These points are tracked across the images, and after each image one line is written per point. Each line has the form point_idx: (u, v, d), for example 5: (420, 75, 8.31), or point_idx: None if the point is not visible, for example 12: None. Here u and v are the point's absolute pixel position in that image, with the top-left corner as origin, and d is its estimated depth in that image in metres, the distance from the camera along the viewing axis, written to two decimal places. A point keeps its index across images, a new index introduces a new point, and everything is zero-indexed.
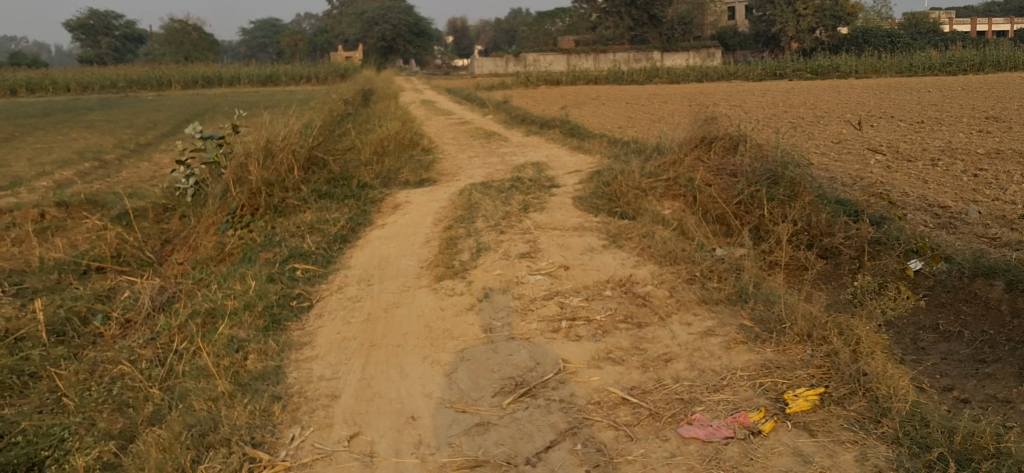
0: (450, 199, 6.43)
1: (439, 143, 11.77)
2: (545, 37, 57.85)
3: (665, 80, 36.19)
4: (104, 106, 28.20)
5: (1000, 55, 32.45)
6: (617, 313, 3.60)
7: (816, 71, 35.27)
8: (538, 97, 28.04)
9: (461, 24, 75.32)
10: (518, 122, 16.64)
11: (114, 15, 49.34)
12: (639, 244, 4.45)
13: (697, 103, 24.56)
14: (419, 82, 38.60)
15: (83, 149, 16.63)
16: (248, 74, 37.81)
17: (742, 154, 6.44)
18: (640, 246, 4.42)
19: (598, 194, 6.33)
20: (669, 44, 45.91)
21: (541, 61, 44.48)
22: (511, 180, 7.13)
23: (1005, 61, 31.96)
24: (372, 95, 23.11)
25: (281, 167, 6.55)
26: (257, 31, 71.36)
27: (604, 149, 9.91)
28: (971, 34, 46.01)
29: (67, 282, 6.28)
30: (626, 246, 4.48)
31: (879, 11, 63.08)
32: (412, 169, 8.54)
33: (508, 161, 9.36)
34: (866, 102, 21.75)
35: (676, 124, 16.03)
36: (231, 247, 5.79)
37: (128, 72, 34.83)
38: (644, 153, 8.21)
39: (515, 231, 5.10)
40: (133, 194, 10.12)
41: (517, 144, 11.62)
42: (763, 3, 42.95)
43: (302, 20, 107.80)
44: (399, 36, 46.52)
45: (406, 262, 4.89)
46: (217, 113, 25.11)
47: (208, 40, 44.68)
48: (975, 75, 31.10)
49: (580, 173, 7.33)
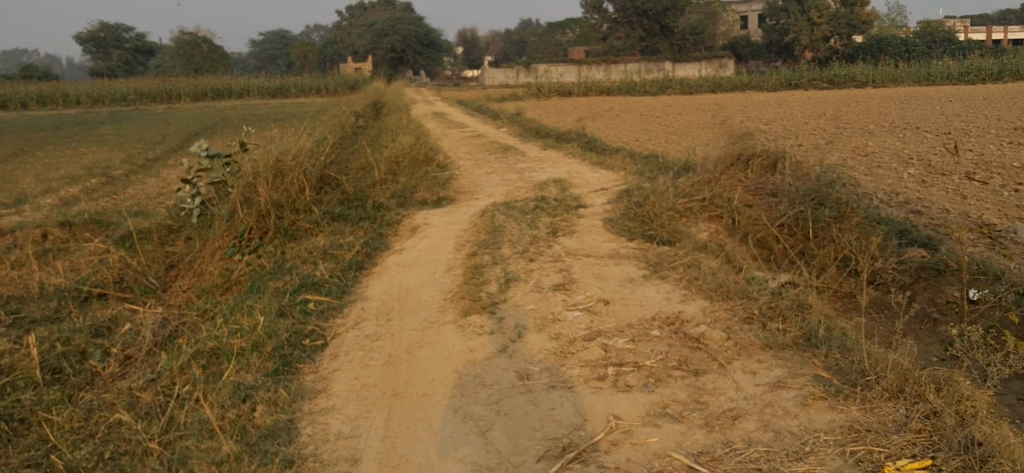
0: (471, 222, 6.05)
1: (454, 158, 11.41)
2: (556, 48, 57.55)
3: (678, 90, 35.79)
4: (114, 119, 27.99)
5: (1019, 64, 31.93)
6: (669, 358, 3.21)
7: (831, 81, 34.88)
8: (551, 108, 27.71)
9: (472, 35, 75.19)
10: (532, 135, 16.28)
11: (124, 28, 49.24)
12: (683, 275, 4.06)
13: (713, 115, 24.17)
14: (430, 94, 38.32)
15: (91, 165, 16.34)
16: (258, 86, 37.59)
17: (782, 173, 6.06)
18: (686, 277, 4.03)
19: (629, 215, 5.94)
20: (681, 54, 45.53)
21: (553, 71, 44.16)
22: (535, 200, 6.76)
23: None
24: (384, 106, 22.79)
25: (292, 187, 6.20)
26: (268, 44, 71.22)
27: (627, 165, 9.53)
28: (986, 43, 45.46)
29: (65, 309, 5.93)
30: (669, 277, 4.09)
31: (893, 20, 62.64)
32: (429, 187, 8.18)
33: (527, 178, 8.98)
34: (888, 113, 21.29)
35: (695, 138, 15.62)
36: (238, 275, 5.42)
37: (138, 85, 34.66)
38: (673, 171, 7.83)
39: (545, 259, 4.72)
40: (140, 212, 9.78)
41: (535, 159, 11.25)
42: (776, 12, 42.58)
43: (312, 33, 108.15)
44: (409, 47, 46.29)
45: (428, 294, 4.51)
46: (227, 126, 24.84)
47: (218, 53, 44.52)
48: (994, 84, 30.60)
49: (608, 192, 6.95)
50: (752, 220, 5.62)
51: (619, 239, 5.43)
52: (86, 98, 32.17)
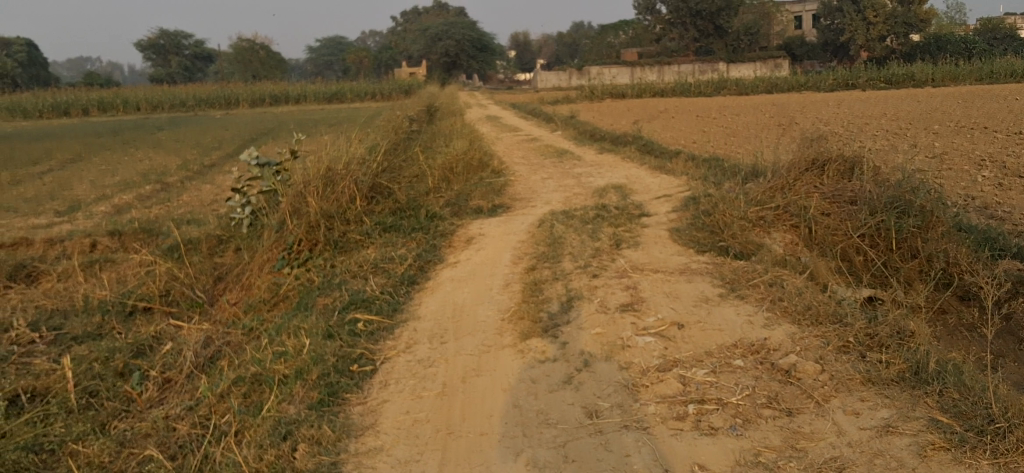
0: (528, 232, 5.72)
1: (508, 163, 11.12)
2: (608, 50, 57.09)
3: (733, 91, 35.17)
4: (172, 125, 28.22)
5: None
6: (757, 394, 2.86)
7: (891, 80, 34.04)
8: (605, 111, 27.34)
9: (523, 39, 75.12)
10: (588, 138, 15.93)
11: (183, 35, 49.85)
12: (765, 294, 3.69)
13: (772, 116, 23.59)
14: (483, 97, 38.17)
15: (148, 171, 16.35)
16: (313, 91, 37.76)
17: (861, 178, 5.64)
18: (768, 296, 3.66)
19: (696, 223, 5.56)
20: (736, 55, 44.86)
21: (606, 74, 43.72)
22: (594, 208, 6.41)
23: None
24: (437, 111, 22.60)
25: (343, 196, 5.93)
26: (323, 49, 71.71)
27: (689, 169, 9.14)
28: None
29: (109, 325, 5.74)
30: (749, 296, 3.72)
31: (953, 17, 61.23)
32: (483, 194, 7.88)
33: (584, 184, 8.64)
34: (954, 112, 20.56)
35: (757, 141, 15.15)
36: (285, 290, 5.17)
37: (196, 91, 34.98)
38: (743, 175, 7.42)
39: (610, 274, 4.38)
40: (192, 220, 9.63)
41: (593, 163, 10.91)
42: (832, 11, 41.74)
43: (366, 38, 109.11)
44: (462, 51, 46.20)
45: (483, 313, 4.20)
46: (282, 131, 24.86)
47: (274, 58, 44.83)
48: None
49: (673, 199, 6.58)
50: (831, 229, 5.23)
51: (688, 251, 5.06)
52: (145, 104, 32.52)
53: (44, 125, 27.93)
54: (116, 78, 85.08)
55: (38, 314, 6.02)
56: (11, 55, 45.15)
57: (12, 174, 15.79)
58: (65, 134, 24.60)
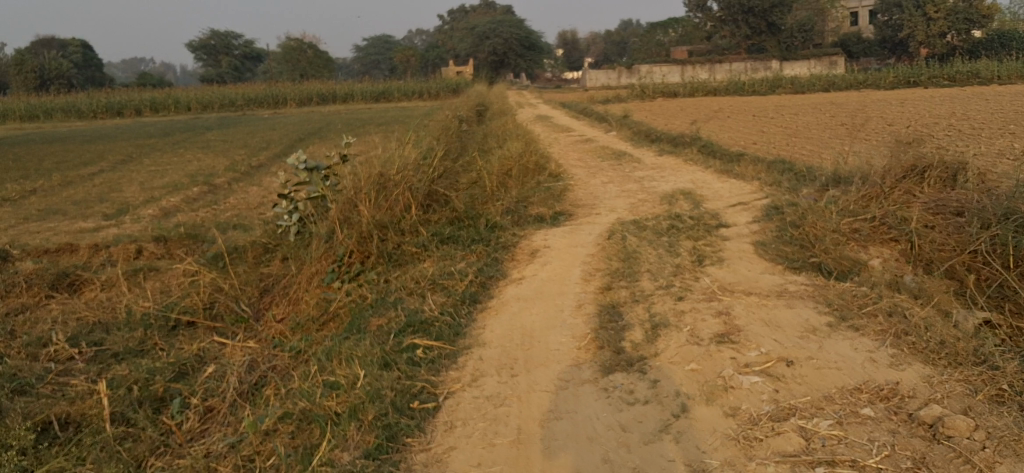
0: (598, 245, 5.27)
1: (566, 166, 10.69)
2: (658, 48, 56.33)
3: (789, 90, 34.39)
4: (222, 125, 28.22)
5: None
6: (899, 457, 2.40)
7: (953, 78, 32.99)
8: (658, 110, 26.80)
9: (572, 37, 74.64)
10: (643, 139, 15.43)
11: (234, 35, 50.15)
12: (886, 327, 3.21)
13: (834, 116, 22.87)
14: (531, 96, 37.75)
15: (197, 172, 16.19)
16: (362, 90, 37.66)
17: (967, 188, 5.13)
18: (889, 330, 3.18)
19: (783, 236, 5.09)
20: (789, 53, 43.90)
21: (656, 72, 43.08)
22: (666, 217, 5.95)
23: None
24: (487, 110, 22.23)
25: (396, 203, 5.52)
26: (371, 49, 71.84)
27: (759, 174, 8.62)
28: None
29: (151, 340, 5.39)
30: (866, 329, 3.24)
31: (1016, 13, 59.51)
32: (543, 200, 7.44)
33: (649, 190, 8.17)
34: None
35: (823, 145, 14.56)
36: (337, 306, 4.78)
37: (246, 91, 35.03)
38: (825, 184, 6.91)
39: (697, 297, 3.91)
40: (240, 225, 9.33)
41: (654, 166, 10.43)
42: (889, 7, 40.69)
43: (413, 37, 109.34)
44: (510, 50, 45.82)
45: (556, 340, 3.76)
46: (331, 131, 24.66)
47: (323, 58, 44.84)
48: None
49: (753, 208, 6.08)
50: (936, 244, 4.75)
51: (778, 269, 4.60)
52: (196, 104, 32.61)
53: (96, 124, 28.09)
54: (167, 78, 86.09)
55: (78, 328, 5.69)
56: (67, 56, 45.77)
57: (62, 174, 15.71)
58: (116, 134, 24.67)
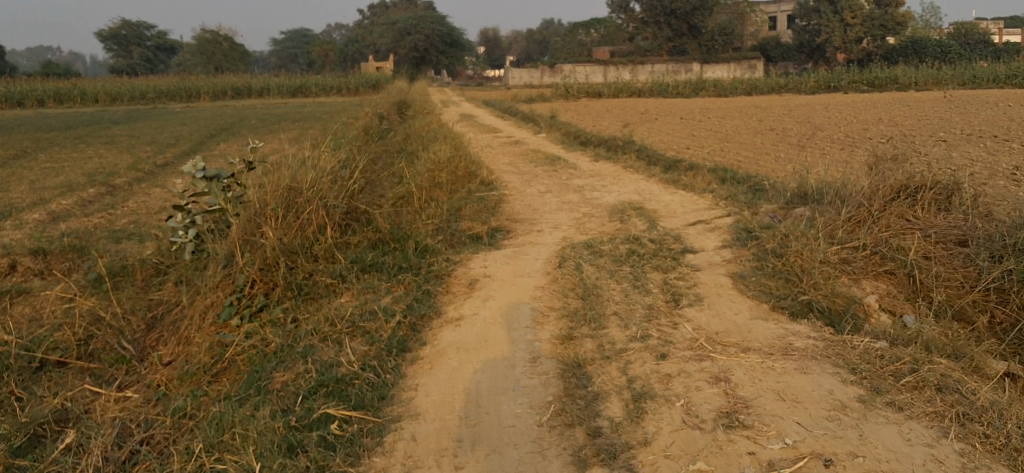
0: (547, 275, 4.51)
1: (497, 171, 9.93)
2: (580, 48, 55.96)
3: (712, 92, 34.02)
4: (130, 118, 26.71)
5: None
6: None
7: (872, 83, 33.18)
8: (585, 111, 26.27)
9: (493, 35, 74.04)
10: (575, 142, 14.80)
11: (145, 25, 48.14)
12: (944, 421, 2.50)
13: (760, 120, 22.62)
14: (453, 93, 36.92)
15: (96, 170, 14.95)
16: (278, 84, 36.34)
17: (968, 215, 4.53)
18: (950, 424, 2.47)
19: (764, 266, 4.39)
20: (710, 56, 43.85)
21: (579, 72, 42.63)
22: (622, 239, 5.22)
23: None
24: (408, 108, 21.35)
25: (308, 222, 4.64)
26: (287, 42, 70.04)
27: (710, 185, 7.99)
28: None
29: (6, 387, 4.37)
30: (919, 418, 2.53)
31: (929, 20, 60.87)
32: (476, 215, 6.66)
33: (591, 202, 7.47)
34: (950, 122, 19.68)
35: (758, 154, 14.16)
36: (233, 353, 3.85)
37: (157, 83, 33.41)
38: (791, 205, 6.27)
39: (683, 354, 3.15)
40: (134, 236, 8.31)
41: (591, 173, 9.74)
42: (808, 12, 40.95)
43: (333, 31, 107.79)
44: (432, 46, 44.87)
45: (509, 411, 2.95)
46: (244, 127, 23.44)
47: (239, 51, 43.27)
48: None
49: (720, 230, 5.37)
50: (941, 280, 4.12)
51: (763, 310, 3.89)
52: (104, 96, 30.96)
53: None
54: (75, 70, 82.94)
55: None
56: None
57: None
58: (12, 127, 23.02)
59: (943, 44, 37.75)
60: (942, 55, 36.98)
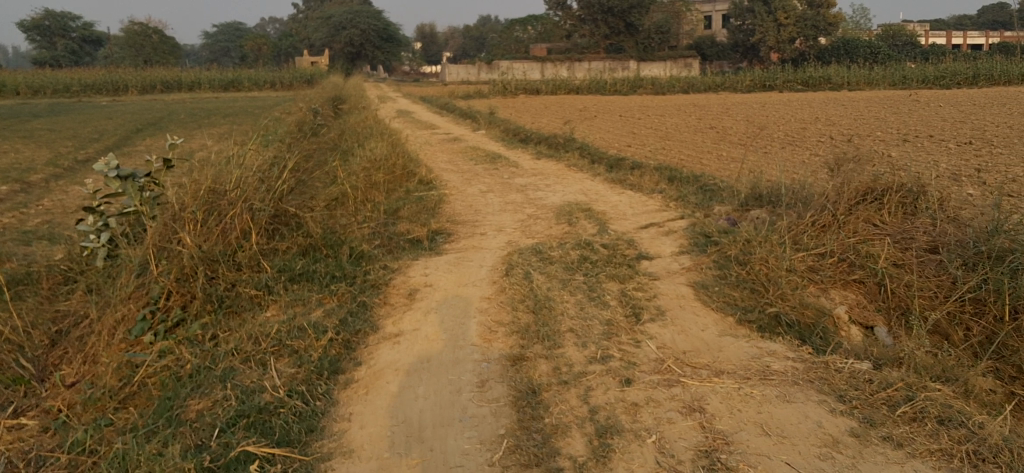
0: (493, 283, 4.16)
1: (436, 169, 9.55)
2: (517, 45, 55.69)
3: (650, 90, 33.99)
4: (52, 111, 25.69)
5: (995, 69, 30.86)
6: None
7: (806, 82, 33.41)
8: (524, 108, 25.97)
9: (430, 31, 73.39)
10: (515, 140, 14.48)
11: (70, 16, 46.55)
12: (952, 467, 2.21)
13: (699, 118, 22.57)
14: (389, 90, 36.39)
15: (12, 166, 14.18)
16: (209, 78, 35.37)
17: (936, 220, 4.31)
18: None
19: (727, 275, 4.10)
20: (646, 54, 43.91)
21: (516, 69, 42.32)
22: (573, 244, 4.88)
23: (999, 75, 30.53)
24: (343, 103, 20.81)
25: (233, 226, 4.19)
26: (220, 36, 68.63)
27: (658, 185, 7.72)
28: (954, 50, 44.50)
29: None
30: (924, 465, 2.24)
31: (859, 22, 61.91)
32: (415, 216, 6.27)
33: (536, 203, 7.14)
34: (885, 122, 19.83)
35: (700, 153, 14.01)
36: (142, 375, 3.38)
37: (81, 76, 32.22)
38: (746, 209, 6.01)
39: (651, 380, 2.82)
40: (45, 237, 7.73)
41: (534, 172, 9.42)
42: (742, 12, 41.23)
43: (266, 25, 105.99)
44: (367, 41, 44.18)
45: (456, 447, 2.59)
46: (173, 122, 22.64)
47: (169, 44, 42.11)
48: (972, 89, 29.55)
49: (676, 234, 5.08)
50: (914, 290, 3.87)
51: (732, 325, 3.59)
52: (25, 88, 29.76)
53: None
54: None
55: None
56: None
57: None
58: None
59: (873, 45, 38.29)
60: (872, 56, 37.50)
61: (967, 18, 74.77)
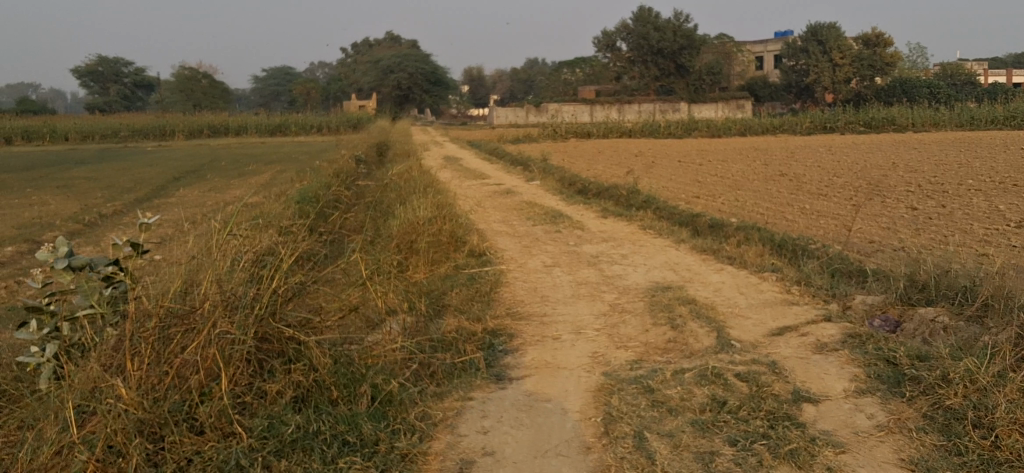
0: (590, 452, 2.73)
1: (487, 233, 8.20)
2: (564, 87, 54.44)
3: (705, 133, 32.45)
4: (96, 158, 24.84)
5: None
6: None
7: (869, 124, 31.57)
8: (579, 153, 24.65)
9: (478, 74, 72.73)
10: (573, 192, 13.13)
11: (123, 62, 46.30)
12: None
13: (765, 164, 21.04)
14: (437, 134, 35.27)
15: (31, 220, 13.03)
16: (256, 123, 34.61)
17: None
18: None
19: (960, 449, 2.58)
20: (697, 95, 42.46)
21: (565, 111, 41.14)
22: (697, 368, 3.42)
23: None
24: (387, 151, 19.65)
25: (195, 362, 2.74)
26: (270, 80, 68.52)
27: (762, 258, 6.25)
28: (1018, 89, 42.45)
29: None
30: None
31: (915, 61, 59.77)
32: (466, 310, 4.89)
33: (613, 285, 5.74)
34: (973, 167, 18.12)
35: (778, 207, 12.53)
36: None
37: (130, 121, 31.56)
38: (908, 307, 4.50)
39: None
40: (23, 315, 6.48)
41: (603, 237, 7.99)
42: (796, 52, 39.71)
43: (317, 69, 106.54)
44: (415, 85, 43.34)
45: None
46: (214, 169, 21.60)
47: (219, 88, 41.60)
48: None
49: (836, 354, 3.59)
50: None
51: None
52: (74, 134, 29.18)
53: None
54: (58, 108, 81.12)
55: None
56: None
57: None
58: None
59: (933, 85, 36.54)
60: (932, 96, 35.78)
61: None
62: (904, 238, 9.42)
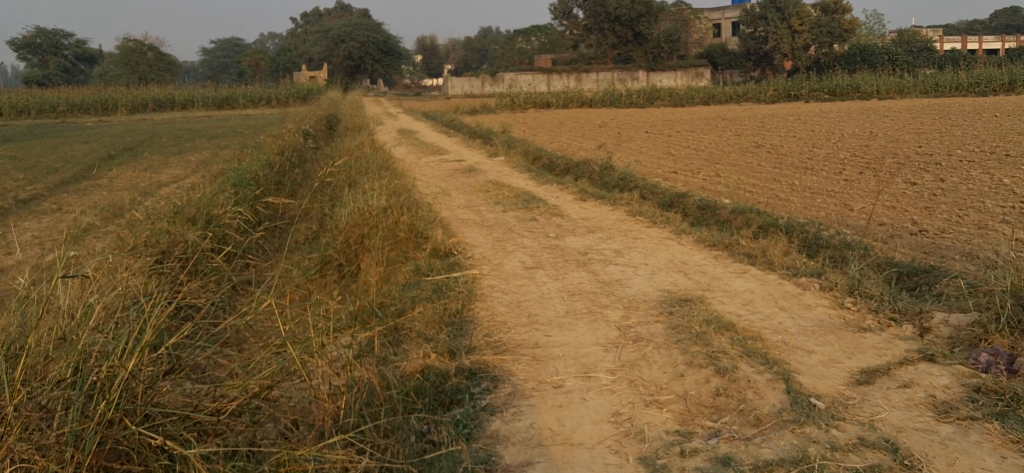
0: None
1: (448, 223, 7.04)
2: (520, 56, 53.05)
3: (667, 102, 31.33)
4: (29, 135, 23.08)
5: None
6: None
7: (833, 92, 30.68)
8: (540, 124, 23.50)
9: (432, 43, 71.06)
10: (540, 169, 11.96)
11: (63, 34, 44.04)
12: None
13: (736, 134, 20.05)
14: (390, 106, 33.78)
15: None
16: (202, 95, 32.86)
17: None
18: None
19: None
20: (656, 63, 41.33)
21: (521, 81, 39.79)
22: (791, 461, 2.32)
23: None
24: (338, 125, 18.26)
25: None
26: (218, 52, 66.05)
27: (790, 256, 5.15)
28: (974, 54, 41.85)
29: None
30: None
31: (874, 28, 58.97)
32: (427, 342, 3.75)
33: (614, 295, 4.60)
34: (953, 135, 17.26)
35: (765, 183, 11.52)
36: None
37: (69, 95, 29.66)
38: None
39: None
40: None
41: (587, 226, 6.85)
42: (753, 19, 38.60)
43: (266, 41, 103.79)
44: (367, 54, 41.72)
45: None
46: (155, 147, 20.04)
47: (165, 61, 39.63)
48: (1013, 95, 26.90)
49: (979, 430, 2.50)
50: None
51: None
52: (8, 109, 27.27)
53: None
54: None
55: None
56: None
57: None
58: None
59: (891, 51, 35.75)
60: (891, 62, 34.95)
61: (977, 23, 71.79)
62: (916, 219, 8.41)
